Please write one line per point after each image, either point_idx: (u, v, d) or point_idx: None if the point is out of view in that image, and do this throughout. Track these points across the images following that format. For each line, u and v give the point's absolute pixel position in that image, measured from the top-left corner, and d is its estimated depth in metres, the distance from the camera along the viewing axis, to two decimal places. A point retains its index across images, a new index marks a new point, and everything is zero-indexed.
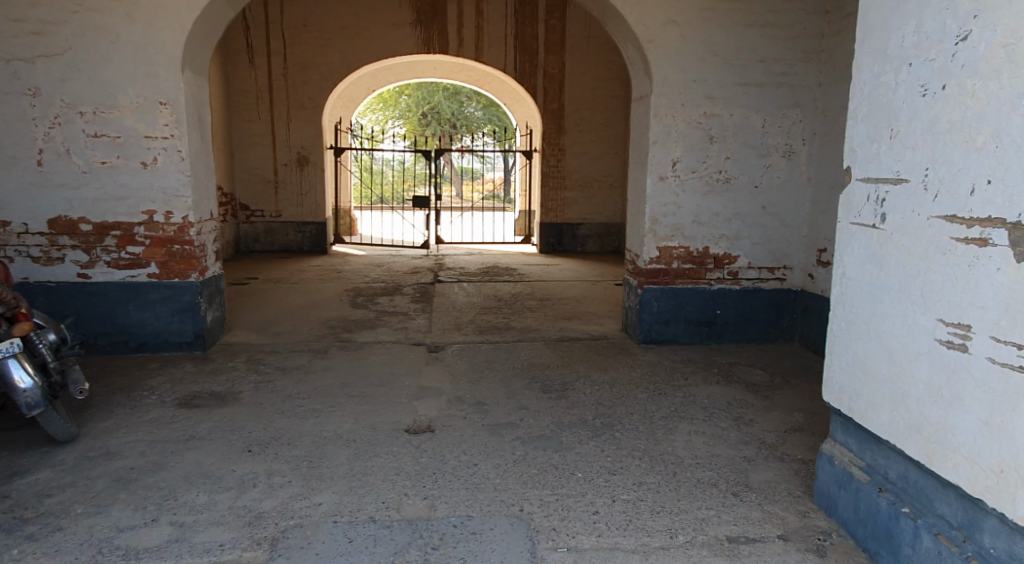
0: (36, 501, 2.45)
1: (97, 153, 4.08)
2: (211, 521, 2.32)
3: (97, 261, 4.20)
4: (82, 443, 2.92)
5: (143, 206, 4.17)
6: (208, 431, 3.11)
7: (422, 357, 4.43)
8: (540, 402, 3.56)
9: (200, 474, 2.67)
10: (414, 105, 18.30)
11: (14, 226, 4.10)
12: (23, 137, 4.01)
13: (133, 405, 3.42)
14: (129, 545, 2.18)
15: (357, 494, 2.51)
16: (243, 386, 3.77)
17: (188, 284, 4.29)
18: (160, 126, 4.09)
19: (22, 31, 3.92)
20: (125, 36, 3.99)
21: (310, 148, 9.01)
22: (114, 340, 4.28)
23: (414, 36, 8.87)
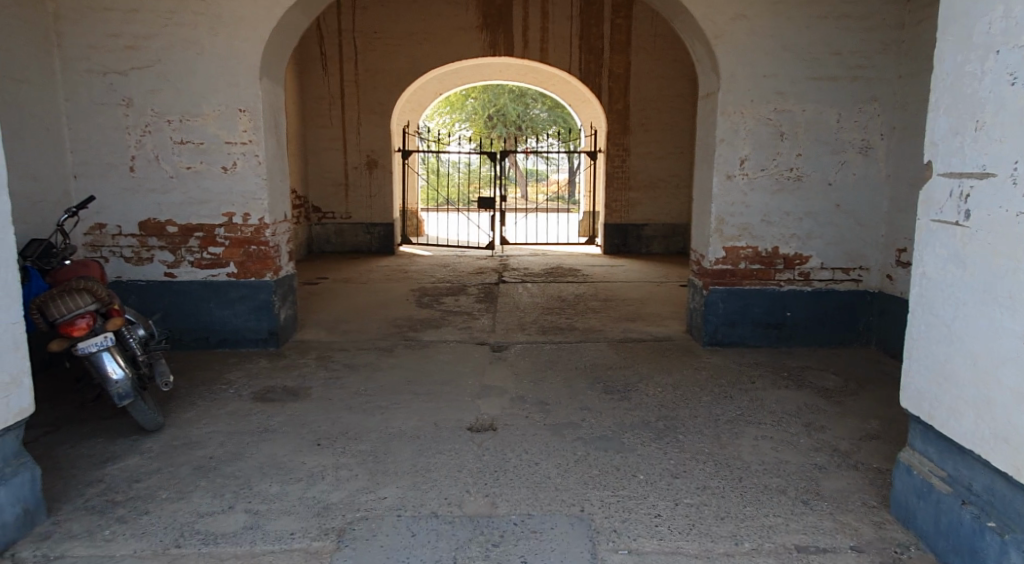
0: (126, 485, 2.61)
1: (182, 159, 4.31)
2: (283, 510, 2.41)
3: (182, 261, 4.44)
4: (167, 433, 3.10)
5: (223, 209, 4.37)
6: (280, 424, 3.24)
7: (485, 357, 4.48)
8: (602, 403, 3.54)
9: (273, 465, 2.77)
10: (481, 108, 18.52)
11: (108, 229, 4.37)
12: (117, 145, 4.28)
13: (213, 398, 3.59)
14: (208, 531, 2.29)
15: (422, 490, 2.56)
16: (313, 382, 3.90)
17: (264, 283, 4.48)
18: (239, 132, 4.28)
19: (117, 46, 4.18)
20: (208, 47, 4.19)
21: (379, 151, 9.24)
22: (195, 337, 4.51)
23: (479, 39, 8.97)
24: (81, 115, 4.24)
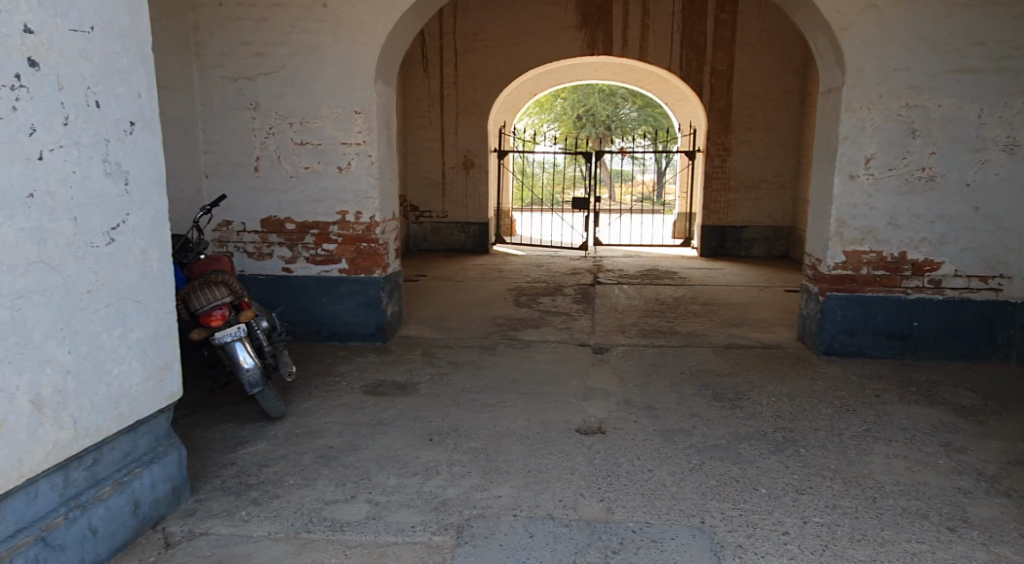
0: (257, 469, 2.74)
1: (302, 160, 4.51)
2: (403, 503, 2.46)
3: (299, 257, 4.64)
4: (289, 421, 3.24)
5: (337, 207, 4.54)
6: (393, 418, 3.31)
7: (588, 358, 4.43)
8: (713, 410, 3.42)
9: (389, 458, 2.85)
10: (570, 108, 18.51)
11: (234, 225, 4.63)
12: (245, 146, 4.53)
13: (328, 389, 3.73)
14: (335, 518, 2.37)
15: (535, 490, 2.55)
16: (420, 377, 3.98)
17: (373, 280, 4.62)
18: (354, 133, 4.44)
19: (248, 53, 4.42)
20: (329, 52, 4.36)
21: (477, 151, 9.36)
22: (309, 329, 4.70)
23: (579, 39, 8.91)
24: (213, 119, 4.51)
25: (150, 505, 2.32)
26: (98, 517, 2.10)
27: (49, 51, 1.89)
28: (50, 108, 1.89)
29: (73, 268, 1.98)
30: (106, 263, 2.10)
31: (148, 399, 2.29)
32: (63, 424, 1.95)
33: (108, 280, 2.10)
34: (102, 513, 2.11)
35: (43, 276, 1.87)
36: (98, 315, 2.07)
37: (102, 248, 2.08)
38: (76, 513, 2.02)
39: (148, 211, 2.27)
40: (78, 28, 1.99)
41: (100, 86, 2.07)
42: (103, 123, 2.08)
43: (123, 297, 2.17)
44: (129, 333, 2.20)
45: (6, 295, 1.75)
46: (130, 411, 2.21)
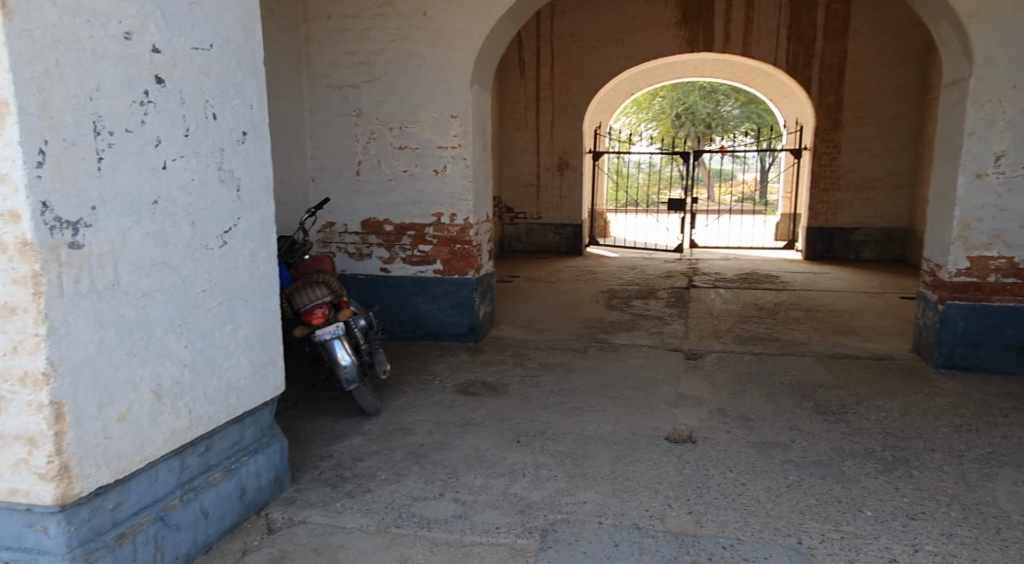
0: (352, 463, 2.87)
1: (401, 163, 4.66)
2: (488, 504, 2.50)
3: (396, 258, 4.79)
4: (384, 417, 3.36)
5: (432, 209, 4.66)
6: (482, 418, 3.37)
7: (680, 364, 4.32)
8: (814, 424, 3.25)
9: (477, 458, 2.89)
10: (669, 107, 18.09)
11: (337, 227, 4.85)
12: (348, 151, 4.73)
13: (421, 387, 3.84)
14: (423, 515, 2.44)
15: (622, 498, 2.51)
16: (510, 378, 4.02)
17: (466, 280, 4.71)
18: (450, 137, 4.54)
19: (353, 62, 4.62)
20: (428, 58, 4.49)
21: (571, 153, 9.34)
22: (404, 328, 4.85)
23: (678, 36, 8.70)
24: (320, 126, 4.74)
25: (255, 492, 2.47)
26: (209, 501, 2.25)
27: (173, 68, 2.04)
28: (173, 121, 2.05)
29: (191, 269, 2.13)
30: (219, 264, 2.25)
31: (254, 392, 2.44)
32: (179, 413, 2.11)
33: (220, 280, 2.26)
34: (213, 498, 2.27)
35: (165, 276, 2.03)
36: (211, 312, 2.23)
37: (216, 250, 2.24)
38: (190, 495, 2.18)
39: (256, 215, 2.42)
40: (199, 46, 2.14)
41: (216, 99, 2.22)
42: (218, 134, 2.24)
43: (234, 296, 2.33)
44: (238, 329, 2.35)
45: (133, 294, 1.91)
46: (238, 403, 2.36)
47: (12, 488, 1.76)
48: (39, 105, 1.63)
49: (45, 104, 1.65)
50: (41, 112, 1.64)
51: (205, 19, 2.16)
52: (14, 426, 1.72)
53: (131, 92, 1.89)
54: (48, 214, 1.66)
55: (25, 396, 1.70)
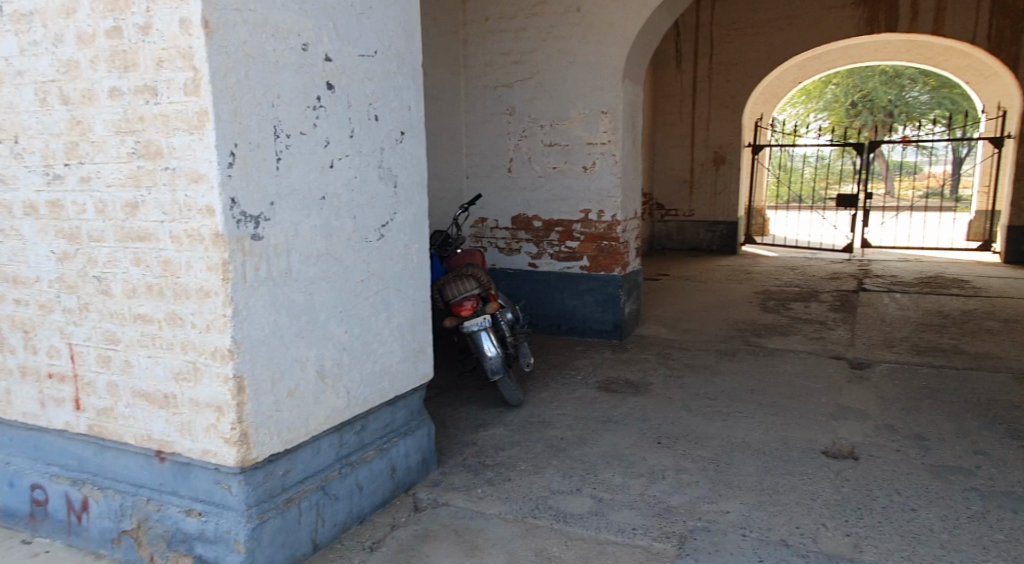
0: (494, 452, 2.97)
1: (550, 160, 4.71)
2: (625, 504, 2.47)
3: (543, 253, 4.86)
4: (526, 409, 3.44)
5: (580, 205, 4.67)
6: (623, 416, 3.34)
7: (843, 373, 3.99)
8: (1004, 449, 2.87)
9: (616, 457, 2.88)
10: (844, 94, 16.76)
11: (489, 222, 5.00)
12: (500, 149, 4.86)
13: (563, 382, 3.88)
14: (559, 508, 2.47)
15: (769, 512, 2.38)
16: (654, 377, 3.94)
17: (612, 277, 4.67)
18: (600, 133, 4.52)
19: (507, 62, 4.74)
20: (581, 55, 4.50)
21: (729, 147, 8.92)
22: (549, 323, 4.91)
23: (855, 17, 8.06)
24: (475, 125, 4.92)
25: (404, 471, 2.63)
26: (363, 476, 2.43)
27: (342, 75, 2.21)
28: (340, 123, 2.22)
29: (352, 259, 2.31)
30: (376, 255, 2.41)
31: (406, 377, 2.60)
32: (340, 392, 2.29)
33: (377, 270, 2.42)
34: (367, 473, 2.44)
35: (330, 266, 2.21)
36: (369, 300, 2.40)
37: (374, 242, 2.40)
38: (347, 469, 2.36)
39: (411, 210, 2.57)
40: (365, 53, 2.30)
41: (379, 102, 2.38)
42: (379, 134, 2.39)
43: (389, 285, 2.49)
44: (392, 317, 2.51)
45: (302, 282, 2.11)
46: (391, 387, 2.52)
47: (202, 449, 2.00)
48: (231, 112, 1.83)
49: (236, 111, 1.85)
50: (233, 119, 1.84)
51: (371, 28, 2.31)
52: (205, 395, 1.96)
53: (305, 98, 2.07)
54: (235, 209, 1.87)
55: (215, 368, 1.93)
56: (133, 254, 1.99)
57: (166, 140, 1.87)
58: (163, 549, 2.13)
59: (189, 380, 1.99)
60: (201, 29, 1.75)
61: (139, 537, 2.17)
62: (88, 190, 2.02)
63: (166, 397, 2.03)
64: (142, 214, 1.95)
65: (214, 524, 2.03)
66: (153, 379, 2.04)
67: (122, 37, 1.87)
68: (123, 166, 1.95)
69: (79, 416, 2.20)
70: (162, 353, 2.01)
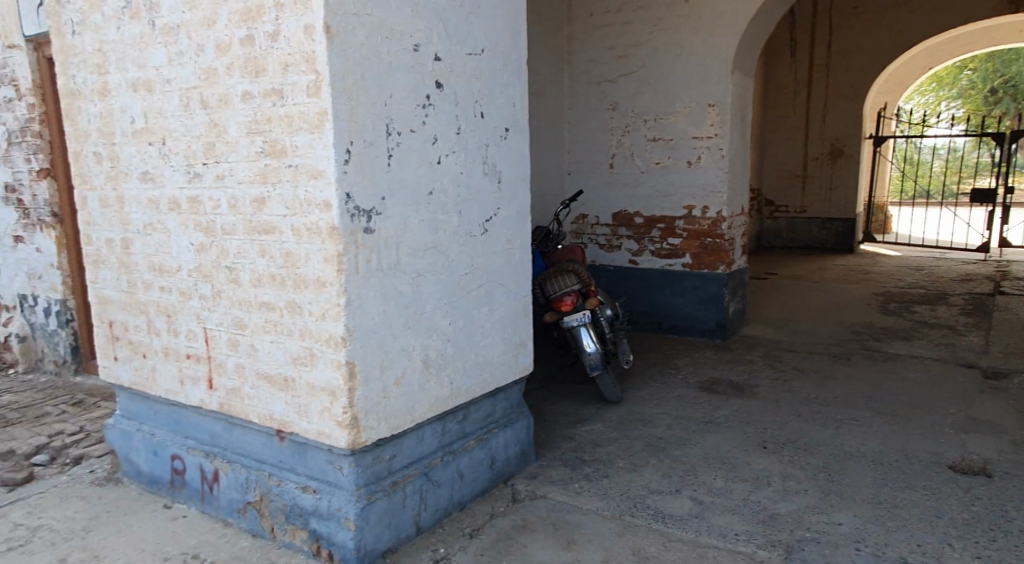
0: (591, 447, 2.97)
1: (654, 155, 4.63)
2: (728, 508, 2.40)
3: (645, 250, 4.78)
4: (624, 407, 3.41)
5: (684, 201, 4.56)
6: (726, 418, 3.24)
7: (974, 383, 3.69)
8: None
9: (719, 460, 2.80)
10: (981, 80, 15.39)
11: (590, 218, 4.98)
12: (602, 144, 4.83)
13: (664, 381, 3.81)
14: (658, 508, 2.43)
15: (886, 527, 2.24)
16: (760, 380, 3.80)
17: (716, 275, 4.53)
18: (707, 127, 4.40)
19: (611, 56, 4.70)
20: (688, 47, 4.39)
21: (847, 139, 8.41)
22: (649, 320, 4.84)
23: None
24: (578, 121, 4.91)
25: (503, 462, 2.68)
26: (464, 465, 2.49)
27: (451, 74, 2.27)
28: (448, 120, 2.28)
29: (457, 253, 2.37)
30: (480, 250, 2.47)
31: (506, 370, 2.64)
32: (443, 382, 2.36)
33: (481, 265, 2.47)
34: (468, 462, 2.51)
35: (436, 260, 2.29)
36: (473, 294, 2.45)
37: (478, 237, 2.45)
38: (449, 457, 2.44)
39: (514, 205, 2.61)
40: (473, 51, 2.36)
41: (485, 100, 2.43)
42: (485, 131, 2.44)
43: (492, 280, 2.54)
44: (494, 311, 2.56)
45: (410, 275, 2.19)
46: (492, 379, 2.57)
47: (318, 430, 2.12)
48: (348, 112, 1.93)
49: (353, 111, 1.95)
50: (349, 119, 1.94)
51: (479, 27, 2.37)
52: (320, 379, 2.08)
53: (416, 97, 2.15)
54: (350, 203, 1.97)
55: (329, 355, 2.04)
56: (260, 246, 2.14)
57: (290, 140, 1.99)
58: (282, 522, 2.28)
59: (306, 365, 2.11)
60: (323, 34, 1.86)
61: (261, 509, 2.34)
62: (223, 187, 2.19)
63: (286, 380, 2.17)
64: (268, 209, 2.09)
65: (327, 501, 2.16)
66: (275, 363, 2.19)
67: (254, 45, 2.01)
68: (253, 164, 2.09)
69: (212, 394, 2.40)
70: (283, 339, 2.15)
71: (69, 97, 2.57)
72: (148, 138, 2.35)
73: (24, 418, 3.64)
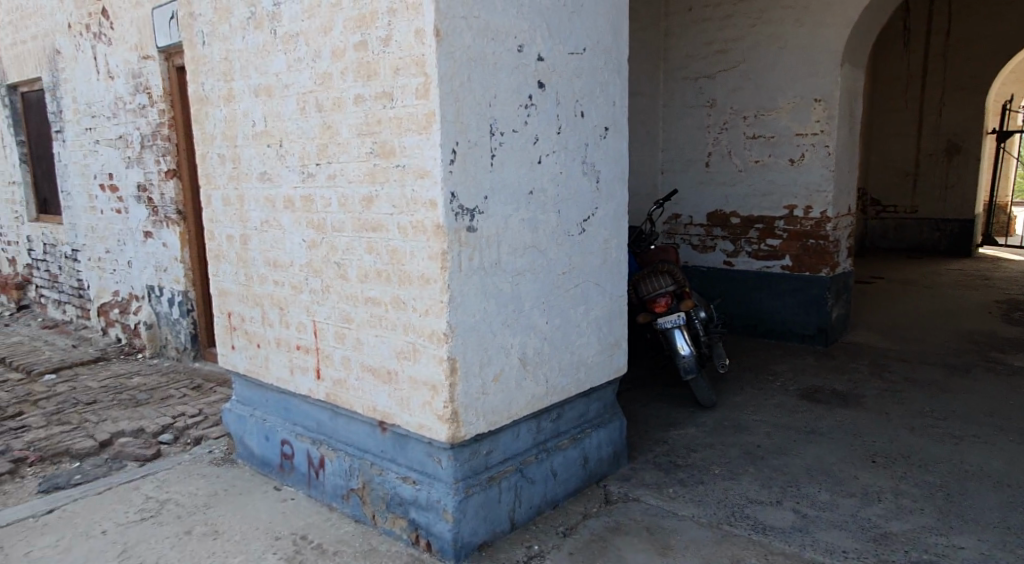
0: (686, 452, 2.91)
1: (753, 153, 4.48)
2: (834, 523, 2.30)
3: (741, 251, 4.63)
4: (720, 412, 3.32)
5: (785, 201, 4.39)
6: (830, 428, 3.09)
7: None
8: None
9: (823, 472, 2.68)
10: None
11: (683, 218, 4.87)
12: (698, 142, 4.71)
13: (761, 387, 3.68)
14: (759, 519, 2.36)
15: (1015, 554, 2.08)
16: (867, 389, 3.60)
17: (818, 278, 4.33)
18: (812, 123, 4.21)
19: (710, 52, 4.58)
20: (793, 40, 4.22)
21: (965, 134, 7.86)
22: (745, 324, 4.68)
23: None
24: (673, 118, 4.81)
25: (596, 462, 2.67)
26: (558, 463, 2.50)
27: (553, 74, 2.28)
28: (549, 120, 2.29)
29: (555, 252, 2.38)
30: (577, 249, 2.47)
31: (601, 370, 2.63)
32: (539, 380, 2.38)
33: (578, 264, 2.47)
34: (562, 461, 2.51)
35: (535, 259, 2.30)
36: (569, 293, 2.46)
37: (576, 236, 2.45)
38: (543, 455, 2.45)
39: (612, 205, 2.59)
40: (575, 50, 2.35)
41: (585, 99, 2.42)
42: (585, 131, 2.44)
43: (588, 279, 2.53)
44: (590, 311, 2.55)
45: (510, 273, 2.22)
46: (587, 379, 2.56)
47: (419, 423, 2.19)
48: (455, 113, 1.97)
49: (459, 112, 1.99)
50: (455, 120, 1.98)
51: (581, 26, 2.36)
52: (422, 373, 2.14)
53: (519, 97, 2.17)
54: (454, 203, 2.01)
55: (431, 350, 2.10)
56: (367, 243, 2.22)
57: (399, 140, 2.06)
58: (383, 510, 2.37)
59: (409, 359, 2.18)
60: (433, 37, 1.91)
61: (364, 496, 2.43)
62: (334, 186, 2.29)
63: (390, 373, 2.25)
64: (376, 207, 2.16)
65: (426, 492, 2.22)
66: (379, 356, 2.27)
67: (367, 50, 2.08)
68: (363, 164, 2.18)
69: (319, 384, 2.51)
70: (387, 333, 2.23)
71: (199, 103, 2.76)
72: (267, 141, 2.50)
73: (151, 398, 3.95)
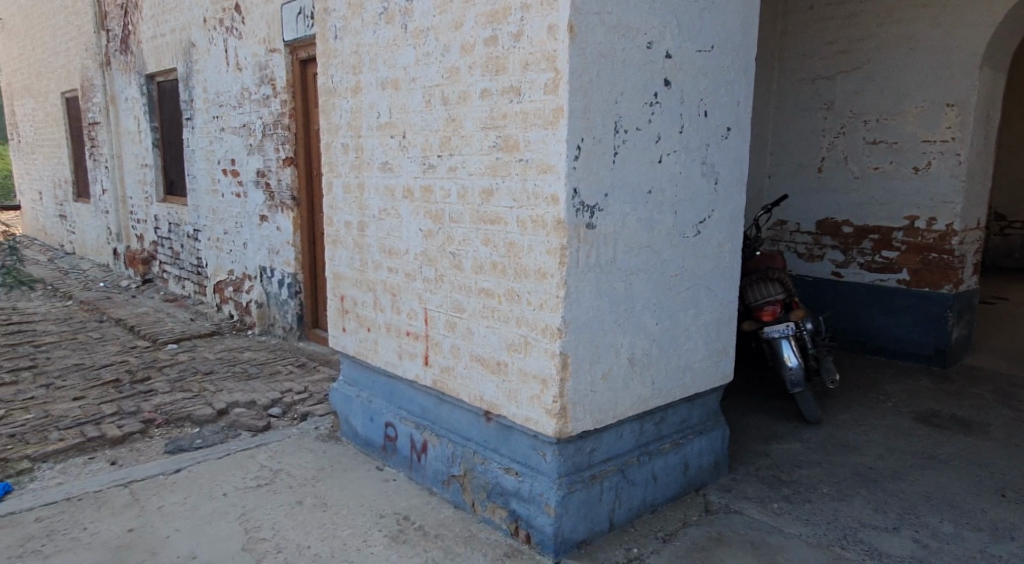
0: (790, 467, 2.80)
1: (872, 159, 4.25)
2: (959, 557, 2.15)
3: (852, 262, 4.41)
4: (827, 429, 3.18)
5: (905, 211, 4.14)
6: (951, 456, 2.89)
7: None
8: None
9: (944, 501, 2.51)
10: None
11: (789, 225, 4.69)
12: (812, 147, 4.51)
13: (871, 406, 3.49)
14: (873, 544, 2.24)
15: None
16: (992, 417, 3.35)
17: (939, 295, 4.05)
18: (942, 129, 3.94)
19: (831, 52, 4.38)
20: (927, 41, 3.96)
21: None
22: (852, 339, 4.44)
23: None
24: (786, 121, 4.63)
25: (697, 469, 2.61)
26: (659, 468, 2.46)
27: (680, 71, 2.24)
28: (672, 118, 2.25)
29: (669, 253, 2.33)
30: (692, 251, 2.41)
31: (707, 376, 2.57)
32: (646, 382, 2.34)
33: (691, 266, 2.42)
34: (663, 465, 2.47)
35: (649, 259, 2.27)
36: (680, 295, 2.41)
37: (691, 238, 2.40)
38: (645, 458, 2.42)
39: (729, 207, 2.52)
40: (702, 47, 2.30)
41: (710, 98, 2.36)
42: (707, 130, 2.38)
43: (700, 282, 2.47)
44: (700, 315, 2.50)
45: (624, 271, 2.19)
46: (692, 384, 2.51)
47: (525, 416, 2.21)
48: (582, 109, 1.97)
49: (586, 109, 1.98)
50: (583, 116, 1.97)
51: (711, 24, 2.30)
52: (533, 367, 2.16)
53: (644, 95, 2.14)
54: (576, 199, 2.01)
55: (543, 344, 2.11)
56: (484, 235, 2.26)
57: (524, 135, 2.07)
58: (483, 498, 2.40)
59: (519, 352, 2.20)
60: (566, 33, 1.91)
61: (464, 483, 2.48)
62: (454, 178, 2.34)
63: (498, 364, 2.28)
64: (496, 200, 2.20)
65: (529, 485, 2.24)
66: (489, 347, 2.31)
67: (497, 45, 2.12)
68: (485, 157, 2.22)
69: (426, 370, 2.59)
70: (499, 324, 2.26)
71: (327, 94, 2.89)
72: (391, 132, 2.58)
73: (261, 373, 4.18)
